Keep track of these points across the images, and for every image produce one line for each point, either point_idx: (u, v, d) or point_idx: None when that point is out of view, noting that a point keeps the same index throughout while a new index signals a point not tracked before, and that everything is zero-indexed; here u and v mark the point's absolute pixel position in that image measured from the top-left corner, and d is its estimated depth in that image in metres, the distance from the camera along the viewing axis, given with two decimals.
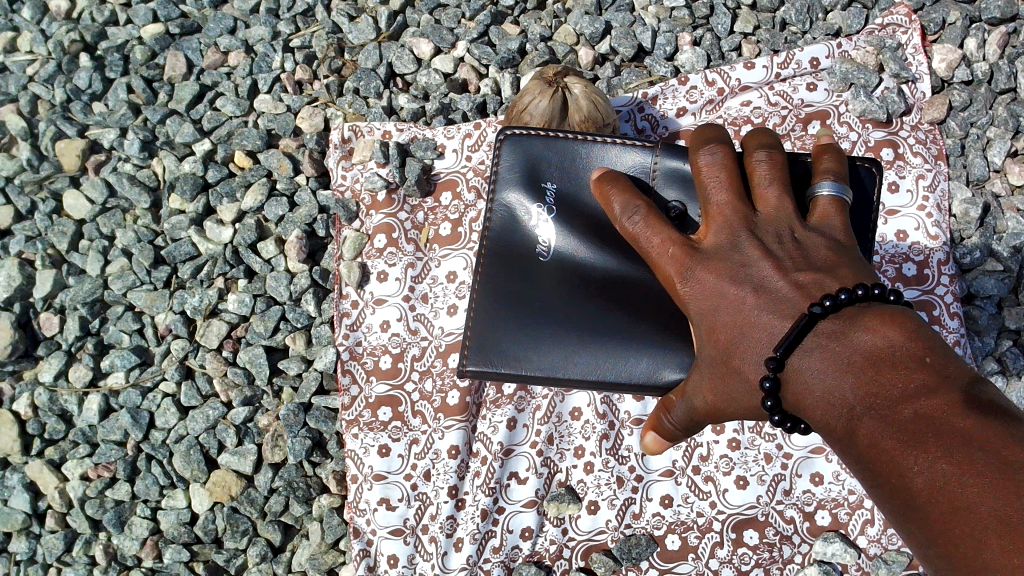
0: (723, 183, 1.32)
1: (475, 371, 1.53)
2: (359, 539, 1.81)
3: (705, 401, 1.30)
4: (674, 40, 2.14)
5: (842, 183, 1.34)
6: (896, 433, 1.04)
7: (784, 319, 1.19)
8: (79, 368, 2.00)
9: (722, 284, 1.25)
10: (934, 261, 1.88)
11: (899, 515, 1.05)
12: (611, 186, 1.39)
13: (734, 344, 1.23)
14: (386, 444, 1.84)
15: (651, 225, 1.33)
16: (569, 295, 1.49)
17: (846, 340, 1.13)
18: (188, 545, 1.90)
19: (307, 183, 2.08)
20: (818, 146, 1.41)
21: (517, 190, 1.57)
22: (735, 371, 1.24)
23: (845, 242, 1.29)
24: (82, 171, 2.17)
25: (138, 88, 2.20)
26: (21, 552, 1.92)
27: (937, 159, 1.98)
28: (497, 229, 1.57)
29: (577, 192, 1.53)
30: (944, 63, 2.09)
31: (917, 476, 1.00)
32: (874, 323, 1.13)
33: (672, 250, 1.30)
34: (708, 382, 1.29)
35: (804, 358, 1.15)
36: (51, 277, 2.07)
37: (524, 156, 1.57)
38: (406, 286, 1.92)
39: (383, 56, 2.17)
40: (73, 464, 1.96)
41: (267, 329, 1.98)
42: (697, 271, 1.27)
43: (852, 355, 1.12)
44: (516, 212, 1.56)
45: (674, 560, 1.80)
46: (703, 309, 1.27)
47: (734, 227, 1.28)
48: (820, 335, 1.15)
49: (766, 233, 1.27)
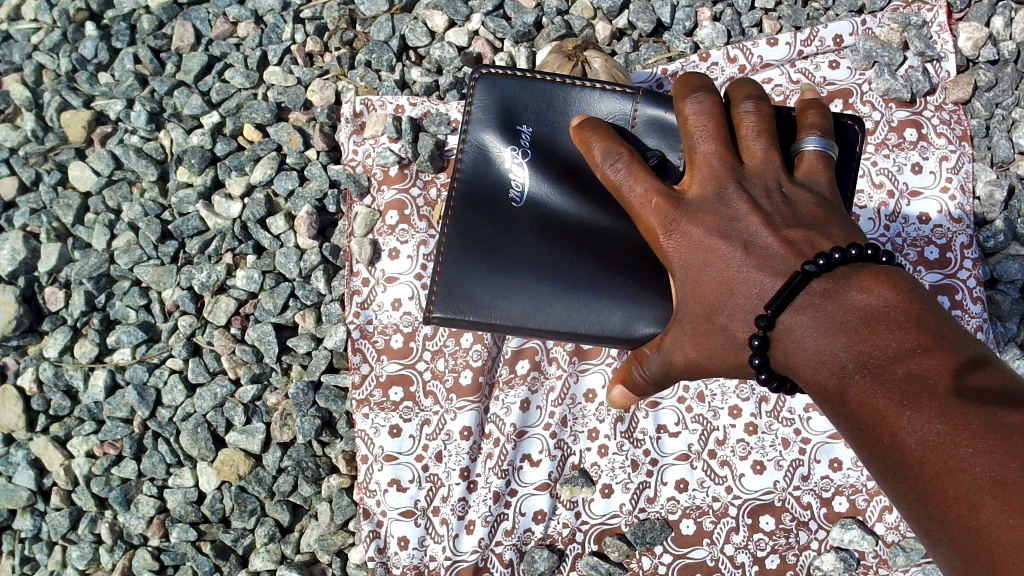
0: (709, 131, 1.27)
1: (443, 317, 1.48)
2: (369, 520, 1.79)
3: (685, 356, 1.27)
4: (694, 15, 2.09)
5: (828, 139, 1.31)
6: (888, 392, 1.01)
7: (775, 276, 1.16)
8: (85, 343, 1.97)
9: (709, 238, 1.22)
10: (957, 244, 1.85)
11: (890, 477, 1.02)
12: (592, 133, 1.34)
13: (720, 300, 1.21)
14: (397, 424, 1.80)
15: (634, 173, 1.28)
16: (544, 243, 1.44)
17: (838, 298, 1.11)
18: (195, 524, 1.87)
19: (318, 158, 2.04)
20: (803, 102, 1.37)
21: (490, 131, 1.49)
22: (720, 327, 1.22)
23: (832, 199, 1.26)
24: (87, 142, 2.13)
25: (144, 58, 2.14)
26: (25, 530, 1.90)
27: (961, 141, 1.93)
28: (470, 169, 1.49)
29: (554, 137, 1.46)
30: (970, 41, 2.04)
31: (910, 435, 0.97)
32: (867, 282, 1.10)
33: (656, 201, 1.27)
34: (690, 338, 1.26)
35: (794, 317, 1.13)
36: (56, 251, 2.03)
37: (499, 96, 1.49)
38: (418, 264, 1.88)
39: (395, 28, 2.12)
40: (79, 441, 1.93)
41: (275, 306, 1.94)
42: (682, 223, 1.24)
43: (845, 313, 1.09)
44: (489, 154, 1.48)
45: (688, 545, 1.77)
46: (685, 263, 1.25)
47: (722, 178, 1.24)
48: (812, 294, 1.13)
49: (754, 186, 1.24)
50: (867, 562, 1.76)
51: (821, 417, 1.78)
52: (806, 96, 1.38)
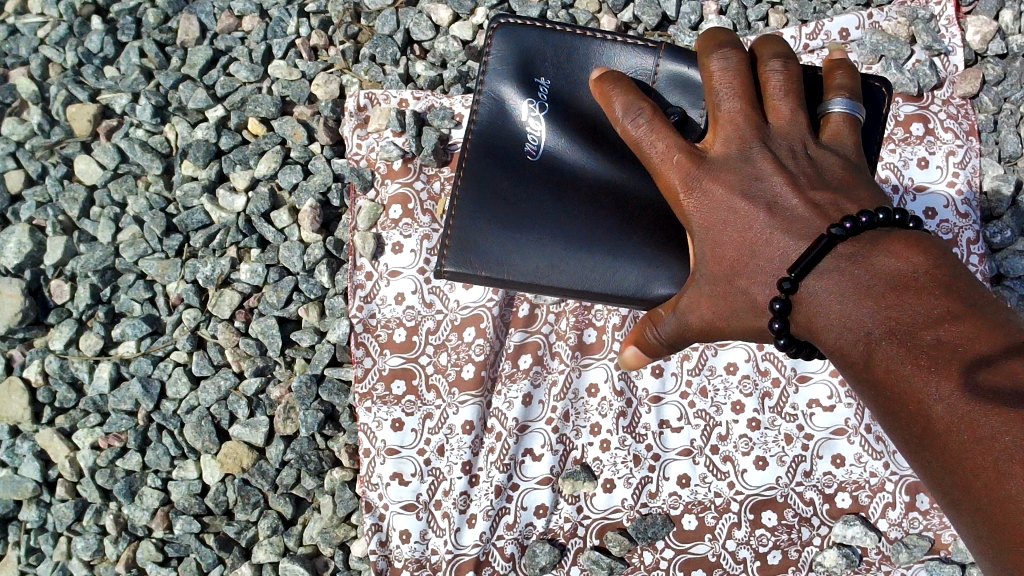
0: (735, 89, 1.25)
1: (455, 271, 1.46)
2: (370, 514, 1.79)
3: (702, 319, 1.24)
4: (700, 9, 2.07)
5: (856, 100, 1.29)
6: (915, 358, 1.02)
7: (800, 240, 1.16)
8: (90, 336, 1.98)
9: (731, 198, 1.21)
10: (963, 240, 1.84)
11: (914, 442, 1.04)
12: (612, 86, 1.30)
13: (741, 262, 1.20)
14: (399, 418, 1.81)
15: (656, 130, 1.26)
16: (561, 198, 1.43)
17: (865, 265, 1.10)
18: (198, 516, 1.88)
19: (322, 152, 2.05)
20: (830, 61, 1.35)
21: (508, 83, 1.48)
22: (741, 289, 1.21)
23: (857, 163, 1.26)
24: (93, 136, 2.13)
25: (150, 52, 2.15)
26: (31, 521, 1.91)
27: (969, 135, 1.91)
28: (486, 122, 1.49)
29: (572, 91, 1.46)
30: (978, 35, 2.02)
31: (936, 405, 1.00)
32: (895, 248, 1.10)
33: (678, 158, 1.25)
34: (706, 299, 1.23)
35: (819, 282, 1.13)
36: (61, 244, 2.04)
37: (517, 45, 1.49)
38: (422, 258, 1.87)
39: (400, 22, 2.12)
40: (84, 433, 1.94)
41: (280, 300, 1.95)
42: (703, 182, 1.23)
43: (871, 279, 1.09)
44: (506, 106, 1.48)
45: (690, 540, 1.77)
46: (707, 222, 1.23)
47: (747, 138, 1.23)
48: (838, 259, 1.12)
49: (779, 147, 1.23)
50: (871, 558, 1.75)
51: (824, 413, 1.78)
52: (835, 55, 1.36)
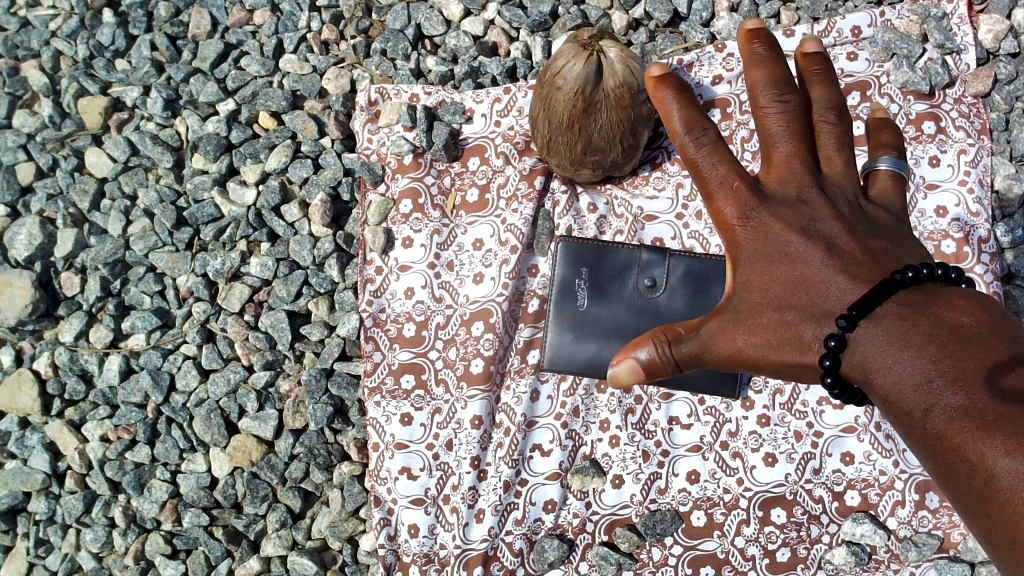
0: (791, 132, 1.24)
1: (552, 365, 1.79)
2: (379, 508, 1.79)
3: (737, 342, 1.21)
4: (711, 6, 2.07)
5: (902, 161, 1.35)
6: (974, 415, 0.94)
7: (854, 281, 1.14)
8: (100, 328, 1.98)
9: (785, 233, 1.20)
10: (974, 238, 1.83)
11: (973, 506, 0.96)
12: (671, 96, 1.29)
13: (790, 294, 1.18)
14: (408, 412, 1.81)
15: (718, 152, 1.26)
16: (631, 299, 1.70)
17: (926, 313, 1.04)
18: (207, 509, 1.89)
19: (332, 146, 2.04)
20: (876, 121, 1.42)
21: (564, 304, 1.80)
22: (786, 319, 1.18)
23: (905, 219, 1.28)
24: (104, 129, 2.13)
25: (161, 45, 2.16)
26: (40, 513, 1.91)
27: (981, 134, 1.90)
28: (555, 341, 1.79)
29: (609, 288, 1.80)
30: (990, 34, 2.01)
31: (1002, 469, 0.91)
32: (958, 303, 1.04)
33: (737, 184, 1.24)
34: (745, 321, 1.21)
35: (873, 326, 1.07)
36: (72, 236, 2.05)
37: (562, 287, 1.80)
38: (432, 252, 1.89)
39: (411, 17, 2.12)
40: (94, 425, 1.95)
41: (289, 294, 1.95)
42: (761, 213, 1.22)
43: (929, 326, 1.03)
44: (567, 315, 1.79)
45: (699, 537, 1.77)
46: (757, 251, 1.22)
47: (805, 180, 1.23)
48: (894, 304, 1.07)
49: (833, 192, 1.24)
50: (880, 557, 1.75)
51: (834, 411, 1.78)
52: (879, 116, 1.44)
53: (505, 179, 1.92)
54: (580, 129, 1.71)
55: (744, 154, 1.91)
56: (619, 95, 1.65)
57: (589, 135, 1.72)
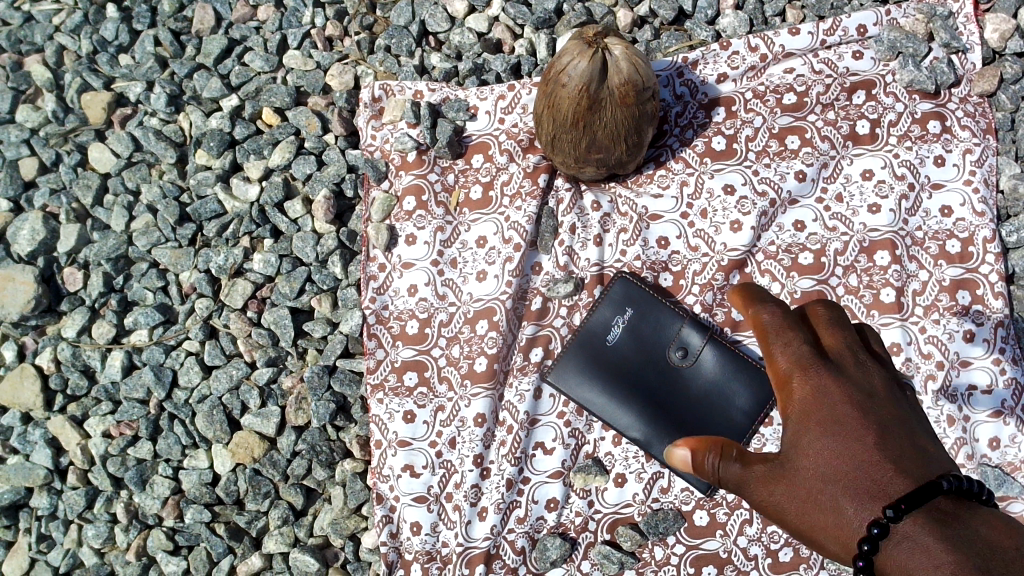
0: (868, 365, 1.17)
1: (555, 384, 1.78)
2: (381, 505, 1.80)
3: (780, 503, 1.10)
4: (716, 3, 2.07)
5: None
6: None
7: (906, 477, 1.01)
8: (102, 324, 1.98)
9: (837, 431, 1.08)
10: (979, 238, 1.83)
11: None
12: (754, 294, 1.21)
13: (835, 512, 1.05)
14: (411, 410, 1.81)
15: (784, 329, 1.16)
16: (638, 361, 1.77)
17: (965, 527, 0.94)
18: (209, 506, 1.88)
19: (336, 142, 2.04)
20: None
21: (602, 330, 1.78)
22: (828, 496, 1.05)
23: None
24: (107, 124, 2.13)
25: (165, 40, 2.15)
26: (42, 508, 1.91)
27: (986, 134, 1.90)
28: (579, 354, 1.78)
29: (642, 328, 1.78)
30: (996, 33, 2.00)
31: None
32: (1000, 524, 0.93)
33: (795, 367, 1.14)
34: (791, 491, 1.09)
35: (911, 520, 0.96)
36: (75, 232, 2.04)
37: (605, 310, 1.79)
38: (435, 250, 1.88)
39: (415, 13, 2.11)
40: (96, 421, 1.94)
41: (292, 290, 1.95)
42: (823, 377, 1.12)
43: (970, 536, 0.92)
44: (600, 340, 1.78)
45: (701, 536, 1.77)
46: (807, 425, 1.10)
47: (893, 406, 1.12)
48: (933, 512, 0.96)
49: (914, 414, 1.15)
50: None
51: None
52: None
53: (509, 176, 1.92)
54: (584, 125, 1.71)
55: (748, 154, 1.89)
56: (625, 92, 1.64)
57: (593, 131, 1.72)
